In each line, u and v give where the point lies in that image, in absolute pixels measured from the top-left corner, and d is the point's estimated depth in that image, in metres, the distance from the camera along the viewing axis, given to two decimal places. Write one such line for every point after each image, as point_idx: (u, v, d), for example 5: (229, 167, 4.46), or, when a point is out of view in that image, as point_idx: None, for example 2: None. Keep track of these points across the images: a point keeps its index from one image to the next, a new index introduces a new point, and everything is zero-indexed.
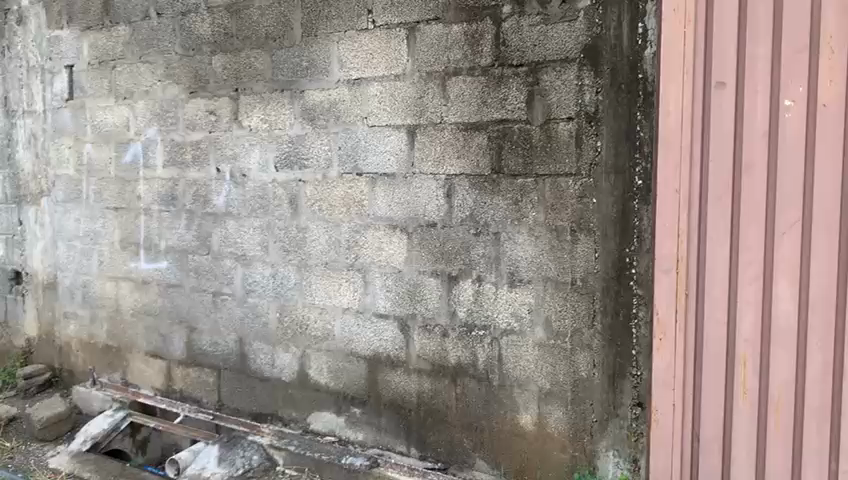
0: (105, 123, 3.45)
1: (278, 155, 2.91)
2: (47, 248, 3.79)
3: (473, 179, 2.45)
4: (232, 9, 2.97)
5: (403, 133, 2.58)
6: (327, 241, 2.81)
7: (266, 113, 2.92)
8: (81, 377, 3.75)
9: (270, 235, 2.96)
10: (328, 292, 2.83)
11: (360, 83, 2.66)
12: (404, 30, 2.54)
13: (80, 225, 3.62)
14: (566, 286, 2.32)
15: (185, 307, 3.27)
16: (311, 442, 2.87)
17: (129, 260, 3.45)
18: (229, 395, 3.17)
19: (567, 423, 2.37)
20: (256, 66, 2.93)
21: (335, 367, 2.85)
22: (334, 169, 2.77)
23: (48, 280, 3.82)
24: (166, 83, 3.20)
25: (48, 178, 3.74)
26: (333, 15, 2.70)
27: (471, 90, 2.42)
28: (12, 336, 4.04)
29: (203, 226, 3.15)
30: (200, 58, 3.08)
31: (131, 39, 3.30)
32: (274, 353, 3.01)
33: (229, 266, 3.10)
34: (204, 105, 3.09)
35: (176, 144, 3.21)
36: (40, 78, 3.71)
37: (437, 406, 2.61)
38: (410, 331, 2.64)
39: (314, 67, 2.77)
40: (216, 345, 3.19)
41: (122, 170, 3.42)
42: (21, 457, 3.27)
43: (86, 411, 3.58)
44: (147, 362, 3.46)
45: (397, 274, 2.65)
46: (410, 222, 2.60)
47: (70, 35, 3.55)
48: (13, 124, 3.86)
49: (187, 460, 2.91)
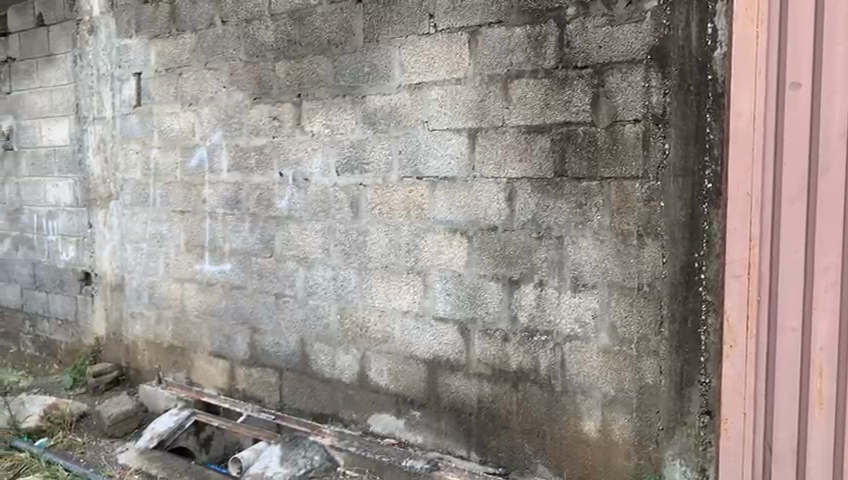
0: (171, 129, 3.55)
1: (340, 159, 2.94)
2: (115, 250, 3.92)
3: (536, 183, 2.43)
4: (295, 16, 3.02)
5: (463, 136, 2.57)
6: (387, 245, 2.82)
7: (328, 118, 2.96)
8: (147, 376, 3.86)
9: (331, 238, 3.00)
10: (388, 295, 2.84)
11: (421, 87, 2.67)
12: (466, 34, 2.54)
13: (147, 227, 3.73)
14: (633, 291, 2.28)
15: (248, 308, 3.33)
16: (372, 444, 2.89)
17: (194, 262, 3.53)
18: (291, 395, 3.22)
19: (632, 430, 2.33)
20: (318, 72, 2.97)
21: (394, 369, 2.87)
22: (394, 173, 2.78)
23: (116, 281, 3.94)
24: (231, 89, 3.27)
25: (117, 183, 3.86)
26: (395, 20, 2.72)
27: (534, 92, 2.41)
28: (81, 335, 4.18)
29: (266, 228, 3.21)
30: (264, 64, 3.14)
31: (197, 46, 3.38)
32: (335, 354, 3.04)
33: (291, 269, 3.15)
34: (268, 111, 3.15)
35: (241, 149, 3.27)
36: (109, 86, 3.83)
37: (498, 411, 2.60)
38: (471, 335, 2.63)
39: (375, 73, 2.79)
40: (278, 346, 3.24)
41: (188, 174, 3.51)
42: (92, 452, 3.38)
43: (152, 410, 3.70)
44: (211, 362, 3.54)
45: (457, 278, 2.65)
46: (471, 226, 2.60)
47: (139, 43, 3.66)
48: (83, 131, 3.99)
49: (249, 459, 2.97)
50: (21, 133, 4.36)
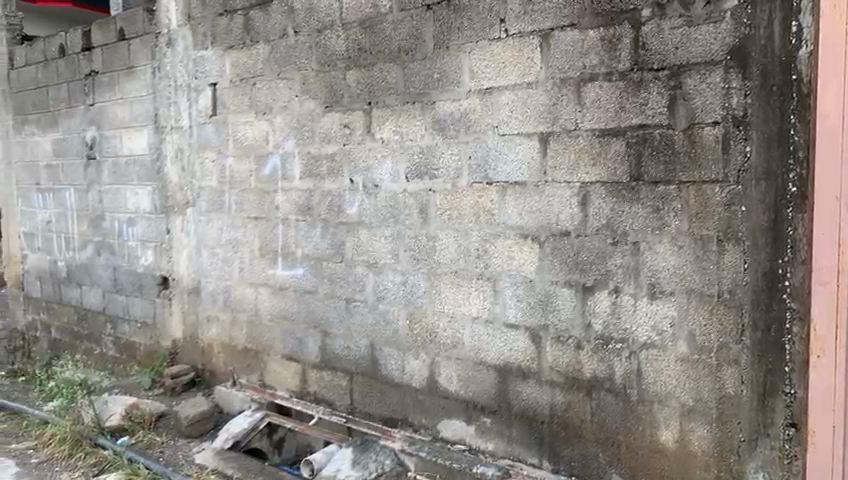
0: (245, 137, 3.64)
1: (409, 165, 2.96)
2: (192, 255, 4.04)
3: (610, 187, 2.40)
4: (365, 24, 3.05)
5: (535, 141, 2.56)
6: (457, 250, 2.82)
7: (398, 125, 2.98)
8: (222, 378, 3.97)
9: (400, 243, 3.02)
10: (458, 300, 2.84)
11: (491, 92, 2.66)
12: (537, 37, 2.52)
13: (223, 233, 3.83)
14: (712, 298, 2.22)
15: (319, 312, 3.38)
16: (443, 450, 2.88)
17: (267, 267, 3.61)
18: (361, 399, 3.25)
19: (712, 441, 2.26)
20: (388, 79, 2.99)
21: (464, 375, 2.86)
22: (464, 179, 2.78)
23: (193, 285, 4.06)
24: (304, 98, 3.34)
25: (193, 190, 3.99)
26: (465, 25, 2.72)
27: (608, 95, 2.37)
28: (159, 337, 4.33)
29: (337, 234, 3.26)
30: (335, 73, 3.20)
31: (271, 57, 3.47)
32: (404, 358, 3.06)
33: (361, 273, 3.18)
34: (339, 119, 3.20)
35: (312, 156, 3.33)
36: (186, 96, 3.96)
37: (571, 419, 2.56)
38: (542, 342, 2.61)
39: (445, 79, 2.80)
40: (348, 350, 3.28)
41: (262, 181, 3.59)
42: (170, 452, 3.49)
43: (227, 410, 3.80)
44: (283, 364, 3.61)
45: (528, 284, 2.63)
46: (542, 231, 2.57)
47: (214, 54, 3.77)
48: (161, 140, 4.14)
49: (321, 462, 3.03)
50: (103, 142, 4.54)
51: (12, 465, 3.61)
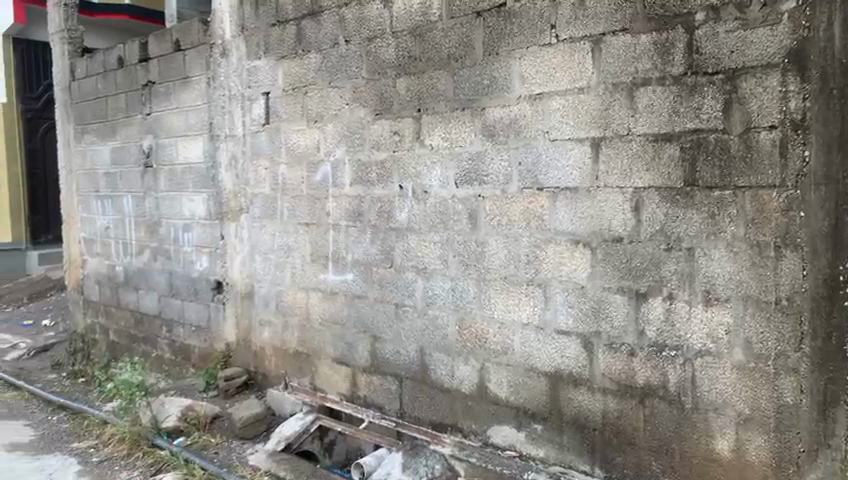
0: (297, 145, 3.71)
1: (459, 171, 2.97)
2: (245, 260, 4.13)
3: (664, 192, 2.37)
4: (415, 32, 3.08)
5: (586, 146, 2.55)
6: (506, 256, 2.83)
7: (447, 131, 3.00)
8: (275, 381, 4.04)
9: (449, 249, 3.03)
10: (508, 306, 2.84)
11: (542, 98, 2.66)
12: (588, 42, 2.52)
13: (275, 239, 3.91)
14: (769, 305, 2.18)
15: (369, 316, 3.42)
16: (493, 455, 2.88)
17: (318, 272, 3.67)
18: (411, 403, 3.27)
19: (770, 451, 2.21)
20: (438, 86, 3.02)
21: (515, 381, 2.86)
22: (514, 184, 2.78)
23: (246, 290, 4.15)
24: (354, 106, 3.39)
25: (247, 196, 4.07)
26: (515, 32, 2.73)
27: (661, 100, 2.35)
28: (213, 340, 4.43)
29: (386, 240, 3.29)
30: (385, 81, 3.23)
31: (322, 66, 3.53)
32: (454, 364, 3.07)
33: (411, 279, 3.21)
34: (389, 126, 3.23)
35: (363, 163, 3.37)
36: (240, 105, 4.05)
37: (624, 427, 2.54)
38: (594, 349, 2.59)
39: (495, 85, 2.81)
40: (398, 355, 3.31)
41: (313, 188, 3.65)
42: (225, 453, 3.57)
43: (279, 413, 3.86)
44: (334, 368, 3.66)
45: (580, 290, 2.61)
46: (594, 237, 2.56)
47: (267, 64, 3.85)
48: (216, 148, 4.24)
49: (371, 465, 3.04)
50: (160, 150, 4.67)
51: (75, 464, 3.75)
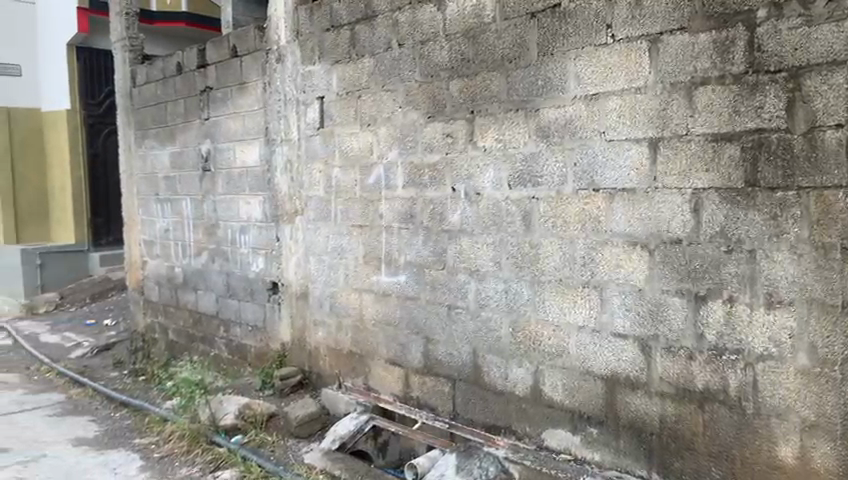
0: (351, 148, 3.76)
1: (512, 173, 2.97)
2: (300, 262, 4.20)
3: (724, 193, 2.33)
4: (469, 34, 3.09)
5: (644, 146, 2.52)
6: (561, 258, 2.81)
7: (501, 133, 3.00)
8: (329, 381, 4.10)
9: (503, 251, 3.03)
10: (563, 309, 2.83)
11: (598, 98, 2.64)
12: (645, 42, 2.49)
13: (330, 241, 3.96)
14: (835, 309, 2.12)
15: (422, 318, 3.44)
16: (547, 458, 2.87)
17: (372, 274, 3.71)
18: (464, 405, 3.28)
19: (836, 459, 2.15)
20: (492, 88, 3.02)
21: (570, 384, 2.84)
22: (569, 185, 2.77)
23: (300, 291, 4.22)
24: (408, 108, 3.41)
25: (301, 199, 4.14)
26: (570, 32, 2.71)
27: (721, 99, 2.31)
28: (269, 341, 4.51)
29: (439, 242, 3.31)
30: (438, 83, 3.25)
31: (376, 69, 3.56)
32: (508, 366, 3.06)
33: (464, 281, 3.21)
34: (442, 129, 3.25)
35: (416, 166, 3.39)
36: (295, 109, 4.12)
37: (682, 431, 2.50)
38: (652, 352, 2.56)
39: (550, 86, 2.80)
40: (451, 356, 3.32)
41: (366, 190, 3.69)
42: (281, 451, 3.64)
43: (333, 412, 3.91)
44: (387, 369, 3.69)
45: (637, 293, 2.59)
46: (652, 238, 2.53)
47: (322, 69, 3.91)
48: (271, 152, 4.32)
49: (425, 467, 3.07)
50: (218, 155, 4.79)
51: (138, 460, 3.88)
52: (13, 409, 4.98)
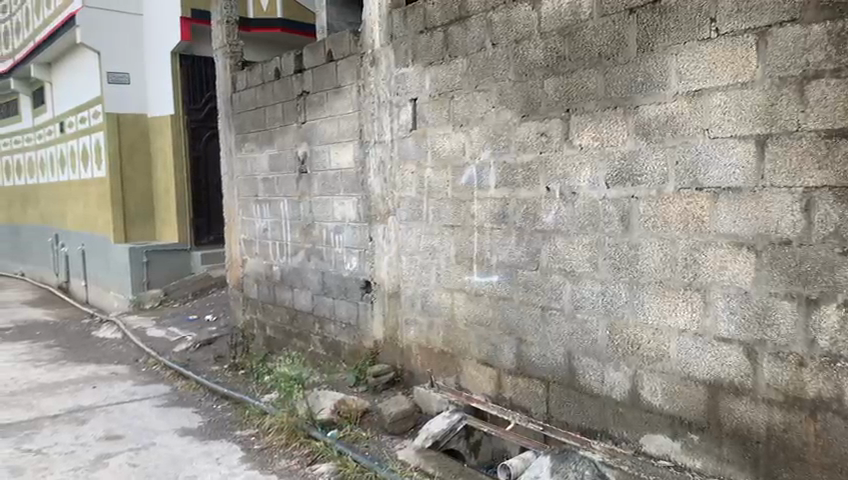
0: (443, 149, 3.78)
1: (610, 173, 2.91)
2: (392, 261, 4.26)
3: (839, 192, 2.22)
4: (564, 32, 3.06)
5: (750, 144, 2.43)
6: (662, 259, 2.74)
7: (598, 131, 2.95)
8: (421, 379, 4.14)
9: (600, 251, 2.98)
10: (663, 312, 2.75)
11: (701, 94, 2.57)
12: (752, 35, 2.40)
13: (421, 241, 4.01)
14: None
15: (515, 319, 3.42)
16: (645, 463, 2.80)
17: (464, 274, 3.72)
18: (558, 407, 3.24)
19: None
20: (588, 85, 2.98)
21: (670, 389, 2.76)
22: (670, 184, 2.69)
23: (393, 290, 4.28)
24: (501, 108, 3.41)
25: (394, 199, 4.20)
26: (671, 27, 2.64)
27: (835, 93, 2.21)
28: (363, 338, 4.60)
29: (532, 242, 3.28)
30: (532, 82, 3.23)
31: (469, 70, 3.58)
32: (604, 369, 3.01)
33: (558, 282, 3.18)
34: (536, 128, 3.23)
35: (509, 165, 3.39)
36: (388, 111, 4.18)
37: (792, 441, 2.40)
38: (758, 358, 2.46)
39: (649, 82, 2.74)
40: (545, 358, 3.29)
41: (459, 191, 3.71)
42: (375, 447, 3.72)
43: (426, 410, 3.94)
44: (479, 369, 3.69)
45: (743, 295, 2.49)
46: (759, 239, 2.43)
47: (415, 71, 3.96)
48: (366, 153, 4.41)
49: (518, 467, 3.05)
50: (314, 157, 4.92)
51: (239, 451, 4.04)
52: (125, 399, 5.29)
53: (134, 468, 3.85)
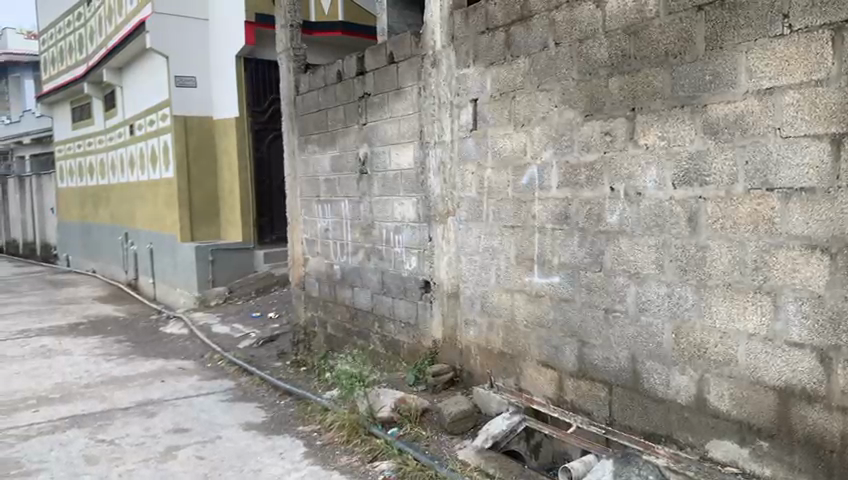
0: (504, 149, 3.78)
1: (677, 173, 2.86)
2: (452, 262, 4.28)
3: None
4: (629, 30, 3.02)
5: (825, 143, 2.36)
6: (730, 261, 2.68)
7: (664, 130, 2.90)
8: (480, 380, 4.14)
9: (666, 253, 2.93)
10: (731, 315, 2.69)
11: (772, 92, 2.50)
12: (828, 31, 2.32)
13: (481, 241, 4.01)
14: None
15: (577, 321, 3.39)
16: (711, 470, 2.74)
17: (524, 275, 3.71)
18: (621, 411, 3.20)
19: None
20: (654, 84, 2.93)
21: (738, 395, 2.70)
22: (739, 184, 2.63)
23: (452, 290, 4.29)
24: (563, 108, 3.38)
25: (454, 200, 4.21)
26: (741, 24, 2.58)
27: None
28: (422, 338, 4.63)
29: (596, 243, 3.25)
30: (597, 81, 3.19)
31: (531, 70, 3.56)
32: (669, 373, 2.95)
33: (622, 283, 3.14)
34: (600, 127, 3.19)
35: (571, 165, 3.36)
36: (449, 112, 4.20)
37: None
38: (832, 364, 2.39)
39: (718, 81, 2.68)
40: (608, 361, 3.25)
41: (520, 191, 3.70)
42: (436, 446, 3.74)
43: (486, 411, 3.94)
44: (540, 371, 3.67)
45: (816, 299, 2.42)
46: (833, 241, 2.35)
47: (476, 72, 3.96)
48: (426, 154, 4.44)
49: (579, 470, 3.01)
50: (375, 158, 4.97)
51: (302, 446, 4.12)
52: (192, 393, 5.45)
53: (201, 460, 3.98)
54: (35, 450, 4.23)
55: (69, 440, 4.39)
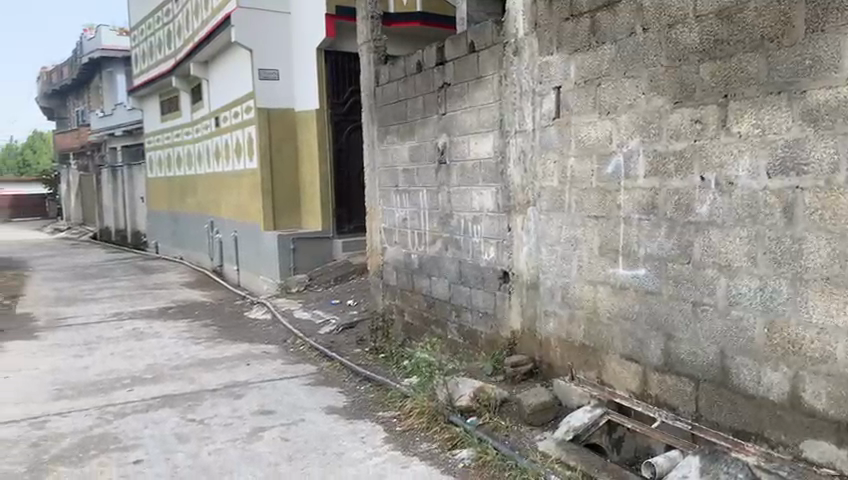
0: (588, 137, 3.72)
1: (771, 162, 2.75)
2: (532, 252, 4.25)
3: None
4: (723, 15, 2.92)
5: None
6: (830, 254, 2.57)
7: (758, 117, 2.80)
8: (559, 371, 4.11)
9: (759, 245, 2.83)
10: (830, 311, 2.58)
11: None
12: None
13: (563, 231, 3.97)
14: None
15: (663, 314, 3.32)
16: (805, 471, 2.64)
17: (608, 266, 3.65)
18: (709, 407, 3.12)
19: None
20: (749, 69, 2.82)
21: (836, 394, 2.59)
22: (841, 174, 2.51)
23: (532, 280, 4.27)
24: (651, 95, 3.30)
25: (534, 190, 4.18)
26: (845, 5, 2.46)
27: None
28: (501, 328, 4.63)
29: (683, 235, 3.17)
30: (687, 67, 3.10)
31: (617, 57, 3.49)
32: (761, 370, 2.86)
33: (712, 276, 3.05)
34: (691, 115, 3.09)
35: (659, 154, 3.28)
36: (530, 101, 4.16)
37: None
38: None
39: (819, 65, 2.56)
40: (695, 356, 3.17)
41: (604, 181, 3.64)
42: (515, 437, 3.74)
43: (566, 404, 3.92)
44: (623, 364, 3.61)
45: None
46: None
47: (559, 59, 3.91)
48: (506, 143, 4.42)
49: (663, 465, 2.98)
50: (454, 148, 4.98)
51: (382, 432, 4.20)
52: (275, 377, 5.63)
53: (285, 442, 4.11)
54: (131, 427, 4.47)
55: (162, 419, 4.61)
